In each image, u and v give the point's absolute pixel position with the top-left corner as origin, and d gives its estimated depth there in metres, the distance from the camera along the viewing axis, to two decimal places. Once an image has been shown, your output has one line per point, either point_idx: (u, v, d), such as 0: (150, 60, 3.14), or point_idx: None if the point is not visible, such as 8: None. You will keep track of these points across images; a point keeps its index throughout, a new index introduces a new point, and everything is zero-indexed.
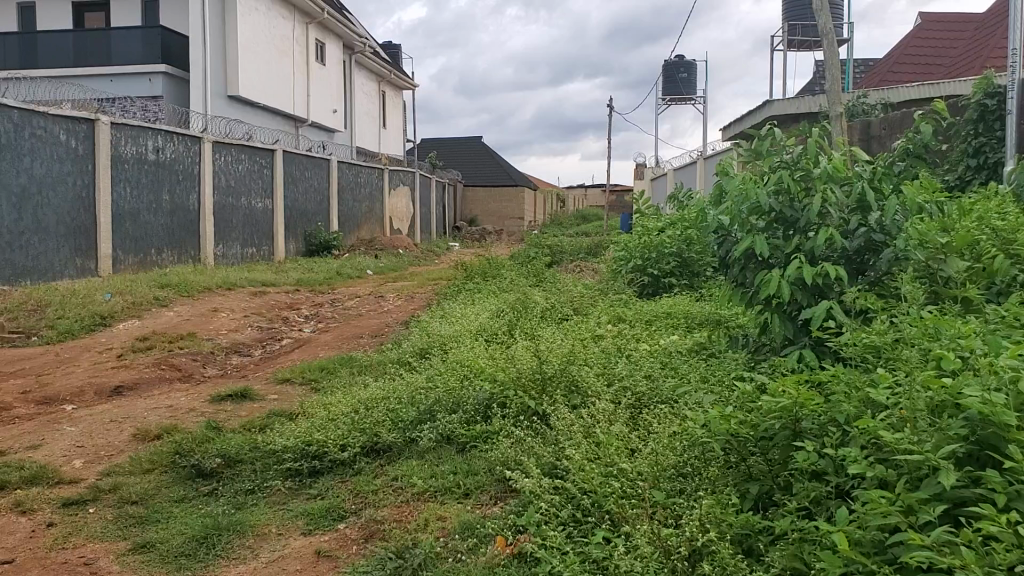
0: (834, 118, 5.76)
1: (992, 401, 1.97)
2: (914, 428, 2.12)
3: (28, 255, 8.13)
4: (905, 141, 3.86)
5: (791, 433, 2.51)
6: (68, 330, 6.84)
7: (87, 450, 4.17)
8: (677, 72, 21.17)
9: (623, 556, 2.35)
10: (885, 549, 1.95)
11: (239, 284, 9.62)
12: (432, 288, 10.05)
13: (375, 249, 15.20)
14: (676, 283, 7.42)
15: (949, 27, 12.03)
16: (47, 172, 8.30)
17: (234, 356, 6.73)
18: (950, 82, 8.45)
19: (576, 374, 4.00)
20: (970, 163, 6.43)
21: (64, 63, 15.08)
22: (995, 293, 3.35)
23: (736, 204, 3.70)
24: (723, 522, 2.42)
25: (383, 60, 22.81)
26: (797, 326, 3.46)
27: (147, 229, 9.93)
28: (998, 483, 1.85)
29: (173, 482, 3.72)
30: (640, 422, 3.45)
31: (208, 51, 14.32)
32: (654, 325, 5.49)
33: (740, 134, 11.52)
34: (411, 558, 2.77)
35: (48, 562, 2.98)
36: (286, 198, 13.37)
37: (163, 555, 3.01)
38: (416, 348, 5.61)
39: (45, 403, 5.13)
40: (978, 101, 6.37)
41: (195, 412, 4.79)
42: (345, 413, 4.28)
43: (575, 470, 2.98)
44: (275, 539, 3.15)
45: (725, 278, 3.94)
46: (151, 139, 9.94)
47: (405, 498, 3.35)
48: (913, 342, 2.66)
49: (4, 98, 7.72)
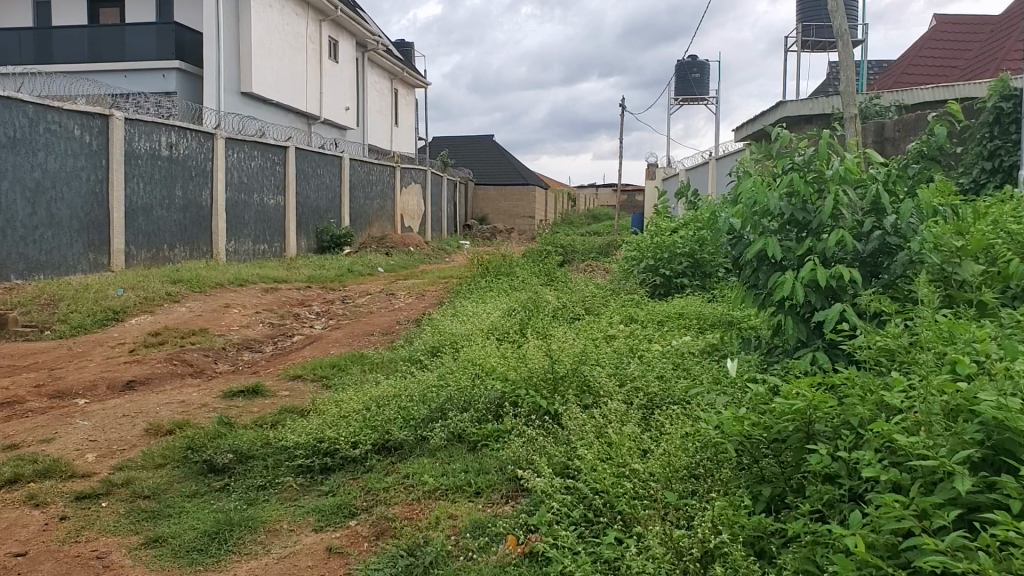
0: (848, 118, 5.70)
1: (1008, 407, 1.96)
2: (929, 432, 2.10)
3: (42, 250, 8.21)
4: (918, 143, 3.77)
5: (804, 436, 2.50)
6: (81, 324, 6.91)
7: (99, 444, 4.21)
8: (690, 72, 21.08)
9: (634, 556, 2.35)
10: (898, 553, 1.94)
11: (251, 280, 9.67)
12: (443, 287, 10.07)
13: (387, 246, 15.24)
14: (687, 284, 7.41)
15: (964, 28, 11.93)
16: (61, 168, 8.35)
17: (245, 353, 6.76)
18: (965, 85, 8.40)
19: (588, 374, 4.01)
20: (984, 166, 6.40)
21: (79, 58, 15.18)
22: (1010, 298, 3.34)
23: (747, 206, 3.67)
24: (735, 524, 2.40)
25: (395, 58, 22.83)
26: (810, 328, 3.44)
27: (159, 224, 9.98)
28: (1014, 488, 1.84)
29: (184, 478, 3.74)
30: (652, 422, 3.45)
31: (221, 47, 14.38)
32: (667, 326, 5.51)
33: (752, 136, 11.46)
34: (422, 557, 2.78)
35: (59, 555, 3.01)
36: (297, 196, 13.42)
37: (175, 550, 3.03)
38: (428, 346, 5.61)
39: (57, 396, 5.18)
40: (994, 104, 6.31)
41: (206, 408, 4.82)
42: (356, 410, 4.29)
43: (586, 471, 2.99)
44: (287, 536, 3.16)
45: (737, 279, 3.94)
46: (164, 135, 9.99)
47: (416, 497, 3.35)
48: (927, 346, 2.64)
49: (17, 93, 7.75)
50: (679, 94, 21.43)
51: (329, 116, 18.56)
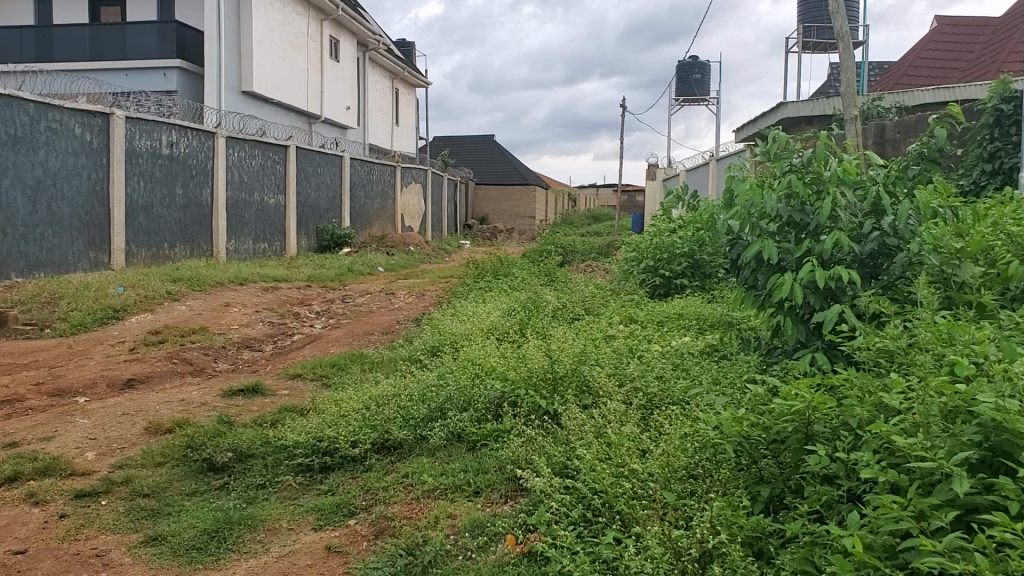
0: (849, 119, 5.70)
1: (1006, 408, 1.97)
2: (927, 433, 2.10)
3: (42, 248, 8.21)
4: (919, 144, 3.78)
5: (803, 436, 2.50)
6: (81, 323, 6.92)
7: (100, 442, 4.21)
8: (690, 72, 21.08)
9: (634, 556, 2.36)
10: (896, 554, 1.94)
11: (251, 279, 9.67)
12: (443, 286, 10.07)
13: (387, 246, 15.23)
14: (687, 285, 7.42)
15: (965, 30, 11.94)
16: (62, 166, 8.36)
17: (245, 351, 6.76)
18: (966, 87, 8.41)
19: (587, 374, 4.02)
20: (984, 168, 6.40)
21: (81, 56, 15.19)
22: (1010, 299, 3.34)
23: (746, 208, 3.69)
24: (734, 524, 2.40)
25: (396, 58, 22.84)
26: (809, 329, 3.45)
27: (159, 223, 9.99)
28: (1011, 490, 1.86)
29: (184, 476, 3.74)
30: (652, 423, 3.45)
31: (222, 45, 14.39)
32: (666, 326, 5.52)
33: (752, 137, 11.47)
34: (422, 556, 2.79)
35: (59, 553, 3.01)
36: (298, 195, 13.42)
37: (175, 548, 3.04)
38: (428, 346, 5.61)
39: (57, 394, 5.18)
40: (994, 106, 6.31)
41: (206, 406, 4.83)
42: (356, 409, 4.30)
43: (586, 470, 2.99)
44: (286, 534, 3.17)
45: (736, 280, 3.94)
46: (165, 133, 10.00)
47: (415, 496, 3.36)
48: (926, 348, 2.65)
49: (19, 91, 7.76)
50: (680, 95, 21.44)
51: (330, 114, 18.56)
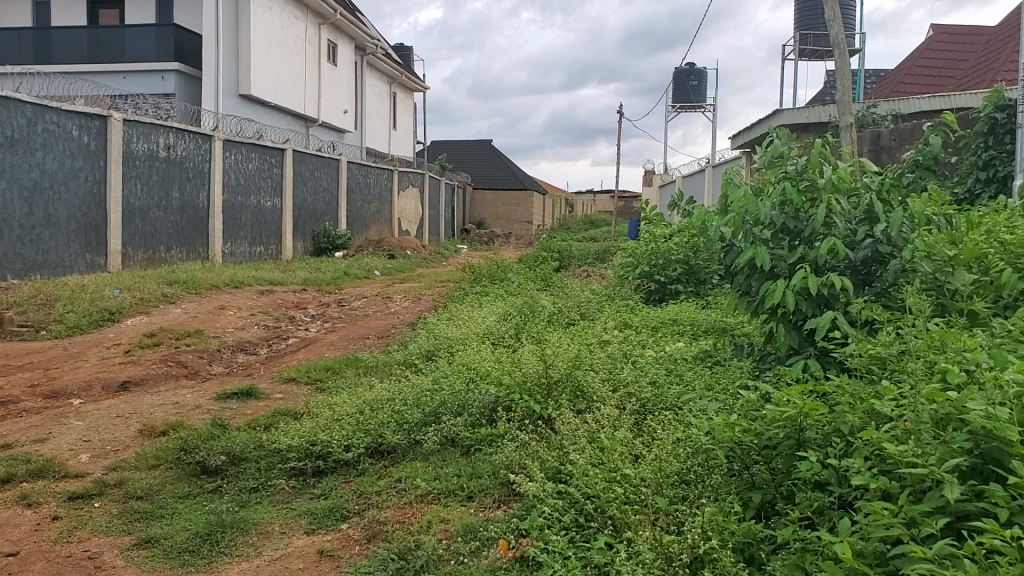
0: (844, 126, 5.71)
1: (996, 416, 1.97)
2: (918, 440, 2.12)
3: (38, 249, 8.19)
4: (914, 152, 3.80)
5: (794, 443, 2.52)
6: (77, 325, 6.90)
7: (93, 445, 4.20)
8: (686, 79, 21.13)
9: (626, 561, 2.36)
10: (887, 560, 1.95)
11: (246, 282, 9.66)
12: (438, 290, 10.09)
13: (385, 249, 15.26)
14: (681, 291, 7.44)
15: (960, 39, 12.02)
16: (59, 168, 8.35)
17: (240, 354, 6.75)
18: (962, 95, 8.45)
19: (581, 380, 4.02)
20: (979, 176, 6.42)
21: (79, 58, 15.18)
22: (1003, 307, 3.33)
23: (740, 216, 3.72)
24: (725, 530, 2.41)
25: (395, 61, 22.85)
26: (802, 335, 3.48)
27: (156, 225, 9.99)
28: (1001, 496, 1.85)
29: (178, 479, 3.74)
30: (645, 428, 3.45)
31: (220, 48, 14.41)
32: (660, 331, 5.54)
33: (750, 144, 11.49)
34: (413, 560, 2.78)
35: (51, 556, 3.00)
36: (295, 198, 13.44)
37: (167, 551, 3.03)
38: (422, 349, 5.62)
39: (52, 396, 5.17)
40: (988, 114, 6.34)
41: (202, 409, 4.83)
42: (349, 412, 4.30)
43: (579, 475, 2.99)
44: (278, 538, 3.16)
45: (730, 286, 3.95)
46: (162, 136, 9.99)
47: (408, 499, 3.37)
48: (918, 355, 2.66)
49: (16, 92, 7.74)
50: (677, 101, 21.51)
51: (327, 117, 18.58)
